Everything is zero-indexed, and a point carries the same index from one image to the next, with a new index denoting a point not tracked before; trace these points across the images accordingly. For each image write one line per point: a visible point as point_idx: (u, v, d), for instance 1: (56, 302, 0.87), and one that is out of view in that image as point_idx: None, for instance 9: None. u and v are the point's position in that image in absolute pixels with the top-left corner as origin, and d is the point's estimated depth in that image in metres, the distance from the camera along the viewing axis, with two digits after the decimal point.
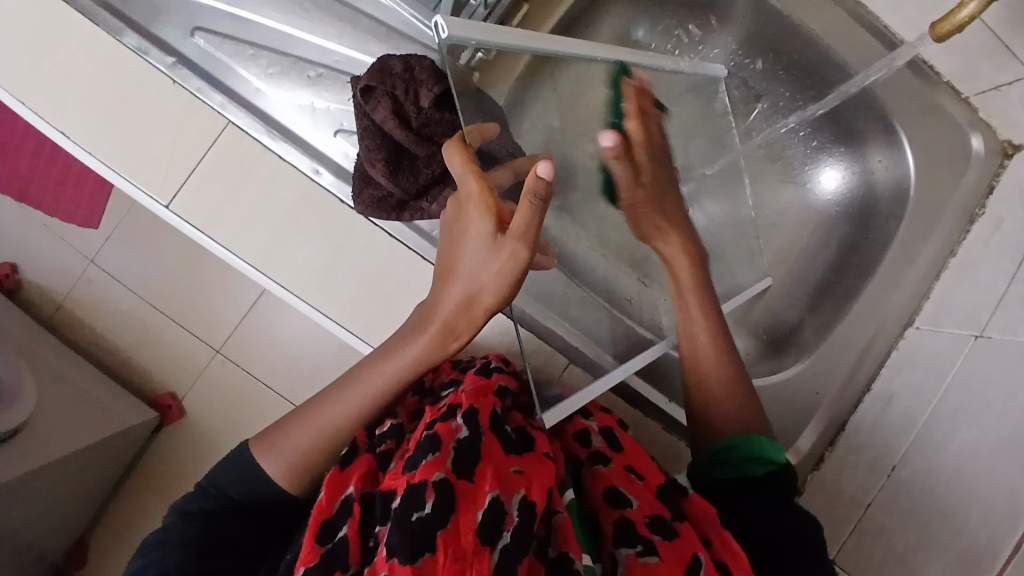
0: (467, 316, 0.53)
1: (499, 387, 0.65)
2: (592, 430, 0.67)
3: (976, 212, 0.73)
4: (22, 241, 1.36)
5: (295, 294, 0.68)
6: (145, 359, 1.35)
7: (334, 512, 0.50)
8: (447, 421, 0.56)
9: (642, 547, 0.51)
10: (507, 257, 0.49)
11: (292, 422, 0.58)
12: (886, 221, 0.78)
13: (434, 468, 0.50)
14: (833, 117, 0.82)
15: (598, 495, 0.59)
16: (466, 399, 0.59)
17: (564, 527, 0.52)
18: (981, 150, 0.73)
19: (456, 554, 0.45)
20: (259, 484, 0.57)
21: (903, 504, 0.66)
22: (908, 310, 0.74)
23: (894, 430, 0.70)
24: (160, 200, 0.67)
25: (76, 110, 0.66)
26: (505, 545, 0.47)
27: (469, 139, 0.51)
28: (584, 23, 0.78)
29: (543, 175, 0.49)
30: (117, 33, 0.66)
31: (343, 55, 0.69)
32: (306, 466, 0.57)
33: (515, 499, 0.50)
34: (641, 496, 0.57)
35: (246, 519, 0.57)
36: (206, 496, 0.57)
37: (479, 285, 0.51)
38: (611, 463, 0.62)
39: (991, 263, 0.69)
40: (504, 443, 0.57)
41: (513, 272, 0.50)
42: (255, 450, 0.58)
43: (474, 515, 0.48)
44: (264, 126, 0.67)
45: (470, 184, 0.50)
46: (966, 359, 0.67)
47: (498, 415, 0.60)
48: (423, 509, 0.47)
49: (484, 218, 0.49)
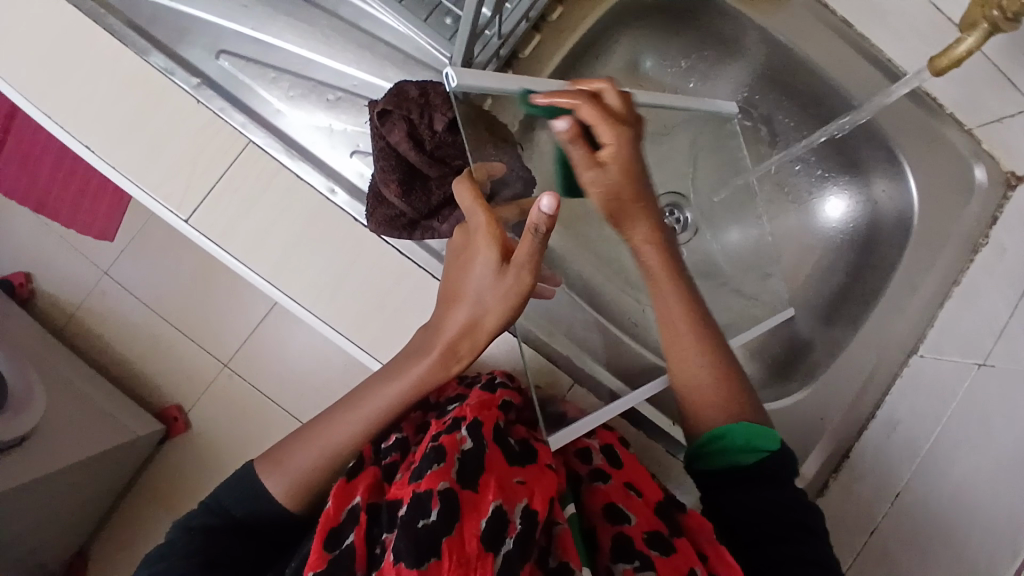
0: (471, 336, 0.55)
1: (502, 402, 0.65)
2: (593, 447, 0.66)
3: (980, 241, 0.75)
4: (38, 251, 1.38)
5: (303, 306, 0.69)
6: (154, 370, 1.36)
7: (341, 521, 0.51)
8: (452, 433, 0.57)
9: (639, 562, 0.54)
10: (512, 283, 0.52)
11: (294, 443, 0.59)
12: (890, 250, 0.79)
13: (439, 478, 0.50)
14: (837, 146, 0.83)
15: (596, 509, 0.61)
16: (470, 412, 0.60)
17: (564, 537, 0.53)
18: (985, 180, 0.76)
19: (460, 560, 0.46)
20: (260, 502, 0.57)
21: (905, 532, 0.66)
22: (912, 337, 0.75)
23: (896, 459, 0.70)
24: (179, 214, 0.68)
25: (101, 127, 0.68)
26: (507, 552, 0.48)
27: (475, 175, 0.53)
28: (595, 51, 0.80)
29: (546, 210, 0.47)
30: (144, 52, 0.68)
31: (361, 79, 0.70)
32: (309, 484, 0.57)
33: (518, 508, 0.51)
34: (640, 512, 0.59)
35: (248, 536, 0.57)
36: (209, 513, 0.57)
37: (484, 309, 0.53)
38: (609, 479, 0.63)
39: (997, 293, 0.70)
40: (506, 454, 0.58)
41: (515, 298, 0.52)
42: (259, 469, 0.58)
43: (477, 522, 0.48)
44: (283, 145, 0.69)
45: (479, 218, 0.52)
46: (970, 387, 0.67)
47: (500, 428, 0.61)
48: (429, 516, 0.47)
49: (492, 248, 0.52)
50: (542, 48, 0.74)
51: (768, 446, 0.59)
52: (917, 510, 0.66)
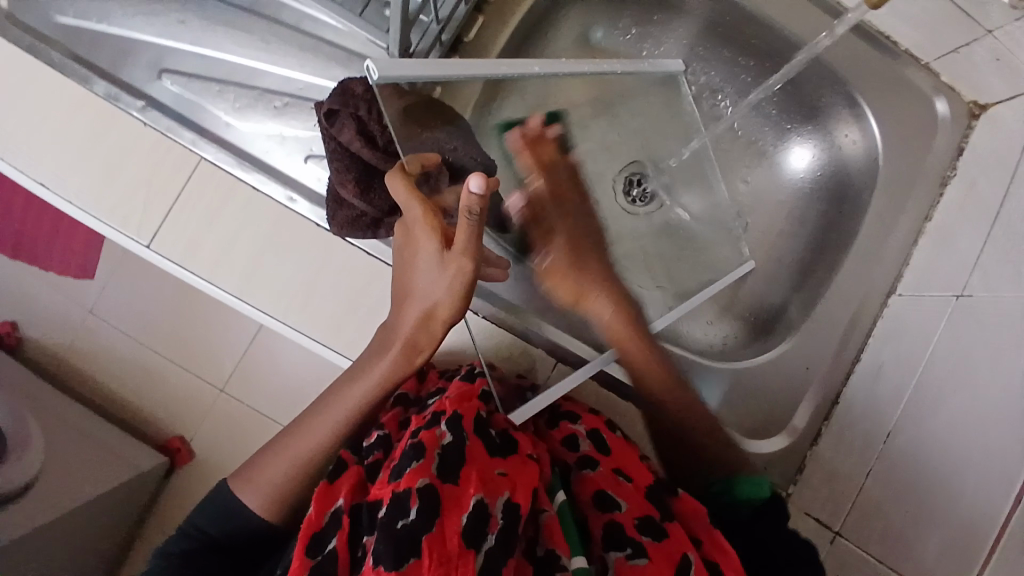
0: (425, 332, 0.55)
1: (483, 392, 0.62)
2: (580, 434, 0.64)
3: (949, 174, 0.75)
4: (21, 298, 1.37)
5: (277, 320, 0.68)
6: (150, 404, 1.36)
7: (324, 525, 0.50)
8: (431, 428, 0.55)
9: (631, 550, 0.53)
10: (453, 271, 0.51)
11: (268, 454, 0.58)
12: (862, 195, 0.78)
13: (418, 475, 0.50)
14: (798, 97, 0.82)
15: (587, 498, 0.60)
16: (449, 404, 0.58)
17: (551, 525, 0.53)
18: (948, 114, 0.75)
19: (441, 557, 0.45)
20: (236, 518, 0.56)
21: (898, 476, 0.65)
22: (890, 279, 0.74)
23: (885, 403, 0.69)
24: (141, 240, 0.67)
25: (53, 160, 0.67)
26: (489, 548, 0.47)
27: (409, 168, 0.50)
28: (543, 28, 0.79)
29: (477, 191, 0.47)
30: (87, 82, 0.67)
31: (307, 82, 0.69)
32: (287, 493, 0.57)
33: (499, 501, 0.51)
34: (631, 497, 0.58)
35: (223, 555, 0.56)
36: (186, 537, 0.55)
37: (434, 301, 0.53)
38: (598, 466, 0.61)
39: (969, 226, 0.69)
40: (488, 445, 0.57)
41: (462, 286, 0.52)
42: (235, 487, 0.57)
43: (459, 518, 0.48)
44: (236, 159, 0.68)
45: (416, 210, 0.51)
46: (950, 323, 0.66)
47: (483, 419, 0.59)
48: (408, 515, 0.47)
49: (430, 239, 0.51)
50: (486, 31, 0.73)
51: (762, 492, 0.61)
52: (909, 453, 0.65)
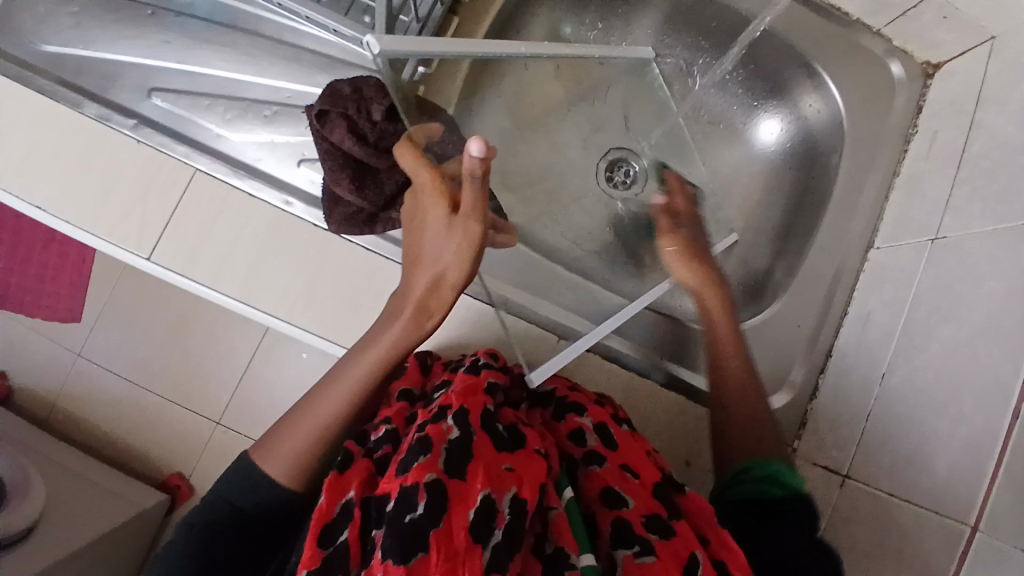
0: (434, 291, 0.54)
1: (489, 384, 0.62)
2: (586, 427, 0.63)
3: (911, 131, 0.79)
4: (9, 346, 1.36)
5: (281, 321, 0.69)
6: (146, 444, 1.34)
7: (335, 516, 0.50)
8: (437, 422, 0.55)
9: (639, 548, 0.51)
10: (461, 234, 0.50)
11: (287, 424, 0.57)
12: (832, 158, 0.83)
13: (426, 470, 0.50)
14: (760, 73, 0.86)
15: (593, 495, 0.58)
16: (455, 399, 0.57)
17: (559, 522, 0.53)
18: (902, 76, 0.80)
19: (448, 553, 0.45)
20: (257, 492, 0.55)
21: (896, 410, 0.65)
22: (867, 233, 0.78)
23: (876, 345, 0.71)
24: (140, 253, 0.69)
25: (51, 185, 0.69)
26: (496, 544, 0.48)
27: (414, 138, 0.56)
28: (516, 27, 0.83)
29: (478, 153, 0.49)
30: (77, 105, 0.70)
31: (293, 90, 0.72)
32: (310, 461, 0.55)
33: (505, 496, 0.51)
34: (638, 494, 0.57)
35: (247, 530, 0.54)
36: (212, 507, 0.54)
37: (444, 265, 0.52)
38: (605, 461, 0.60)
39: (935, 173, 0.73)
40: (495, 440, 0.56)
41: (471, 247, 0.51)
42: (256, 459, 0.56)
43: (465, 514, 0.48)
44: (230, 167, 0.70)
45: (423, 175, 0.53)
46: (928, 264, 0.69)
47: (490, 413, 0.58)
48: (415, 510, 0.47)
49: (439, 203, 0.51)
50: (461, 31, 0.77)
51: (798, 483, 0.60)
52: (903, 390, 0.65)
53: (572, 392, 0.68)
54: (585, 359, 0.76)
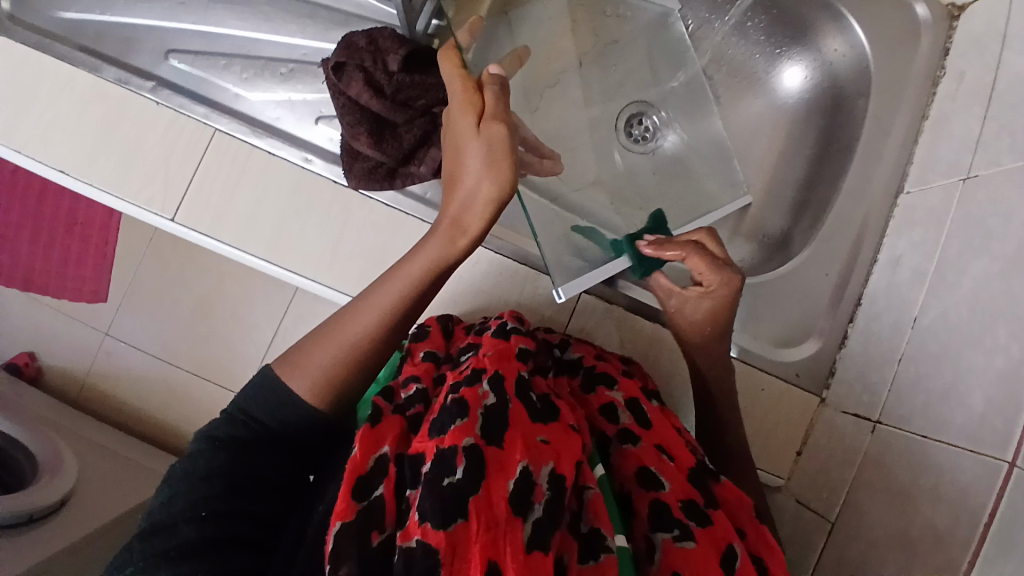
0: (469, 206, 0.53)
1: (521, 350, 0.58)
2: (618, 404, 0.59)
3: (938, 73, 0.77)
4: (36, 329, 1.37)
5: (307, 278, 0.69)
6: (178, 418, 1.36)
7: (369, 469, 0.47)
8: (473, 385, 0.51)
9: (679, 531, 0.49)
10: (487, 137, 0.51)
11: (315, 339, 0.54)
12: (856, 103, 0.82)
13: (463, 433, 0.47)
14: (781, 18, 0.85)
15: (628, 474, 0.55)
16: (489, 363, 0.54)
17: (596, 502, 0.49)
18: (927, 16, 0.79)
19: (487, 522, 0.43)
20: (286, 407, 0.51)
21: (929, 348, 0.64)
22: (895, 177, 0.77)
23: (907, 288, 0.70)
24: (165, 214, 0.69)
25: (73, 150, 0.69)
26: (537, 518, 0.45)
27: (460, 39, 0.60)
28: None
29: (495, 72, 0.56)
30: (97, 69, 0.70)
31: (309, 47, 0.73)
32: (336, 379, 0.52)
33: (544, 470, 0.47)
34: (674, 477, 0.54)
35: (277, 446, 0.52)
36: (235, 422, 0.51)
37: (477, 175, 0.52)
38: (640, 441, 0.56)
39: (962, 111, 0.72)
40: (530, 409, 0.52)
41: (500, 149, 0.51)
42: (280, 373, 0.52)
43: (505, 482, 0.45)
44: (249, 127, 0.70)
45: (457, 84, 0.54)
46: (959, 204, 0.67)
47: (525, 380, 0.55)
48: (455, 474, 0.45)
49: (467, 113, 0.53)
50: None
51: None
52: (931, 331, 0.65)
53: (599, 362, 0.65)
54: (610, 314, 0.76)
